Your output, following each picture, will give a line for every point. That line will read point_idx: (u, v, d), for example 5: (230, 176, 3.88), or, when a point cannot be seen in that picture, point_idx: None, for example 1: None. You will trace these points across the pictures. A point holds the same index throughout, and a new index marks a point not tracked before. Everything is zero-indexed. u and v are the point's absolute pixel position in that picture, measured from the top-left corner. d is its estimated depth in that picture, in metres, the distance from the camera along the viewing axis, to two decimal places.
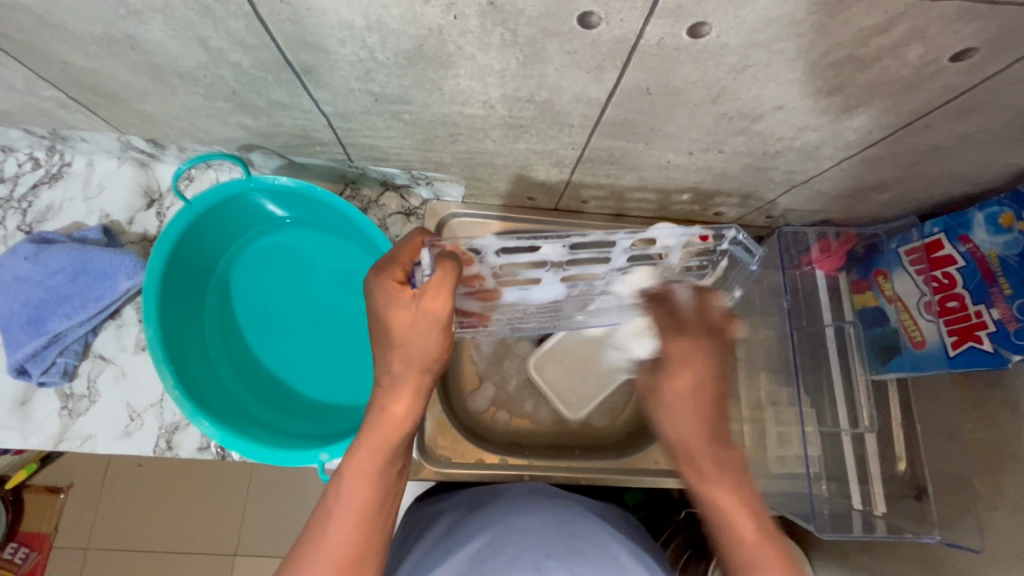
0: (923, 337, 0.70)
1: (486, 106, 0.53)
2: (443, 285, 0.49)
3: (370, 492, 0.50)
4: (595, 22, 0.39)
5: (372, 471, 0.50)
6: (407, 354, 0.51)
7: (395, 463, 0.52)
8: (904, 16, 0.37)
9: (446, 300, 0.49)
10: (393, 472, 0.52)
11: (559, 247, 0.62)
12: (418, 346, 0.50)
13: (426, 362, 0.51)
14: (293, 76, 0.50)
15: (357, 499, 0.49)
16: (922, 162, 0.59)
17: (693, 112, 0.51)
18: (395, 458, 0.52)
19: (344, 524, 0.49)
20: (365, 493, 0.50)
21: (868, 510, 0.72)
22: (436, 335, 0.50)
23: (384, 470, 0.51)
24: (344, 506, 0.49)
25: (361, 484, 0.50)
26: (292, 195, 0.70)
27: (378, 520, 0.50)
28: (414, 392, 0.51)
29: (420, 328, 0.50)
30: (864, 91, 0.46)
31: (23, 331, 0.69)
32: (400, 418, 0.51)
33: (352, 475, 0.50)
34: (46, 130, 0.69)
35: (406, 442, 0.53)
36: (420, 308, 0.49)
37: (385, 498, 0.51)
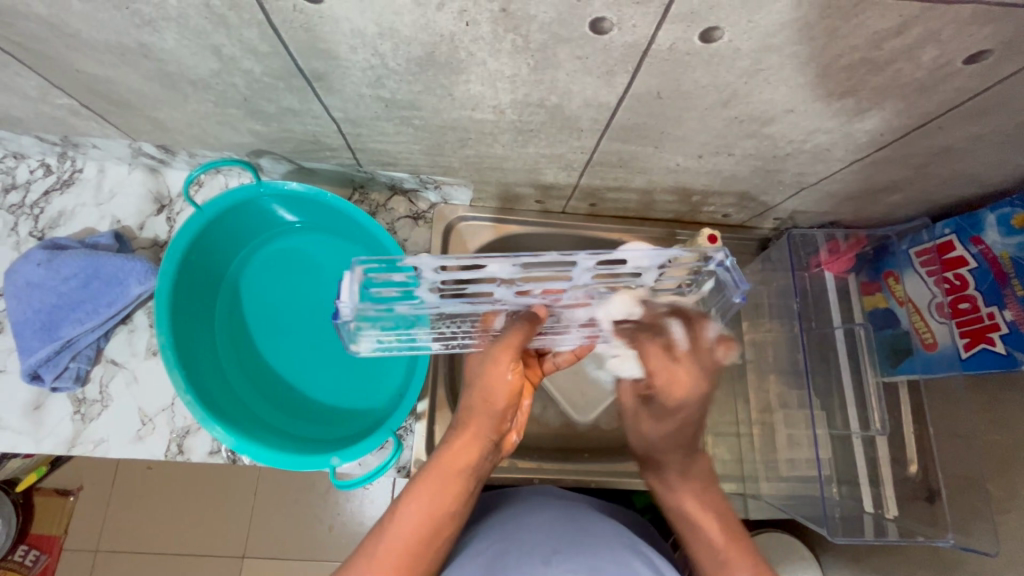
0: (934, 339, 0.70)
1: (497, 111, 0.53)
2: (514, 339, 0.53)
3: (424, 514, 0.51)
4: (607, 27, 0.39)
5: (430, 502, 0.52)
6: (472, 395, 0.56)
7: (452, 501, 0.53)
8: (918, 18, 0.37)
9: (514, 349, 0.53)
10: (450, 510, 0.53)
11: (508, 265, 0.49)
12: (486, 383, 0.55)
13: (494, 404, 0.55)
14: (304, 83, 0.50)
15: (410, 529, 0.50)
16: (932, 164, 0.59)
17: (703, 115, 0.51)
18: (455, 495, 0.53)
19: (394, 548, 0.49)
20: (420, 523, 0.51)
21: (879, 512, 0.72)
22: (505, 379, 0.54)
23: (442, 504, 0.52)
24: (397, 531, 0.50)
25: (419, 513, 0.51)
26: (302, 200, 0.70)
27: (425, 553, 0.51)
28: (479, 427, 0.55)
29: (488, 371, 0.54)
30: (876, 93, 0.46)
31: (36, 336, 0.69)
32: (462, 450, 0.54)
33: (411, 501, 0.51)
34: (58, 137, 0.70)
35: (466, 483, 0.54)
36: (500, 354, 0.54)
37: (437, 534, 0.52)
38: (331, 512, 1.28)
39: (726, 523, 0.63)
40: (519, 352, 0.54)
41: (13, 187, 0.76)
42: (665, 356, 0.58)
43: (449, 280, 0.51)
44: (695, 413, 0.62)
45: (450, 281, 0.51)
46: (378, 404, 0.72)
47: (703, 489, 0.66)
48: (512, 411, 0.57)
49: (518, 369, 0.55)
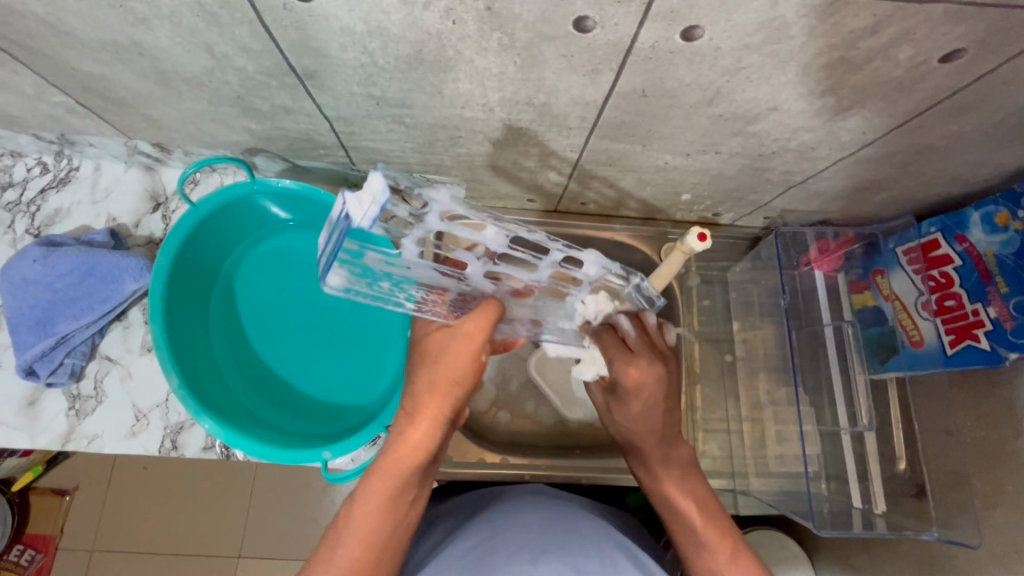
0: (921, 337, 0.72)
1: (486, 109, 0.54)
2: (483, 318, 0.52)
3: (379, 514, 0.51)
4: (590, 26, 0.40)
5: (385, 496, 0.51)
6: (432, 376, 0.52)
7: (409, 495, 0.52)
8: (893, 18, 0.38)
9: (482, 331, 0.52)
10: (407, 499, 0.52)
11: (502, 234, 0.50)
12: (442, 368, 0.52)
13: (452, 386, 0.52)
14: (296, 81, 0.51)
15: (365, 530, 0.50)
16: (916, 162, 0.60)
17: (688, 113, 0.52)
18: (411, 484, 0.52)
19: (349, 549, 0.50)
20: (375, 521, 0.51)
21: (867, 508, 0.73)
22: (469, 360, 0.52)
23: (395, 498, 0.51)
24: (351, 528, 0.51)
25: (371, 509, 0.50)
26: (296, 198, 0.71)
27: (385, 547, 0.52)
28: (435, 420, 0.52)
29: (454, 349, 0.52)
30: (856, 92, 0.47)
31: (31, 332, 0.70)
32: (418, 444, 0.51)
33: (363, 499, 0.51)
34: (55, 135, 0.71)
35: (422, 470, 0.52)
36: (460, 333, 0.52)
37: (394, 525, 0.52)
38: (326, 511, 1.29)
39: (708, 499, 0.61)
40: (484, 334, 0.52)
41: (10, 185, 0.77)
42: (625, 354, 0.62)
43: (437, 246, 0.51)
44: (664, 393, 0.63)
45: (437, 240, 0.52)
46: (368, 400, 0.73)
47: (682, 478, 0.63)
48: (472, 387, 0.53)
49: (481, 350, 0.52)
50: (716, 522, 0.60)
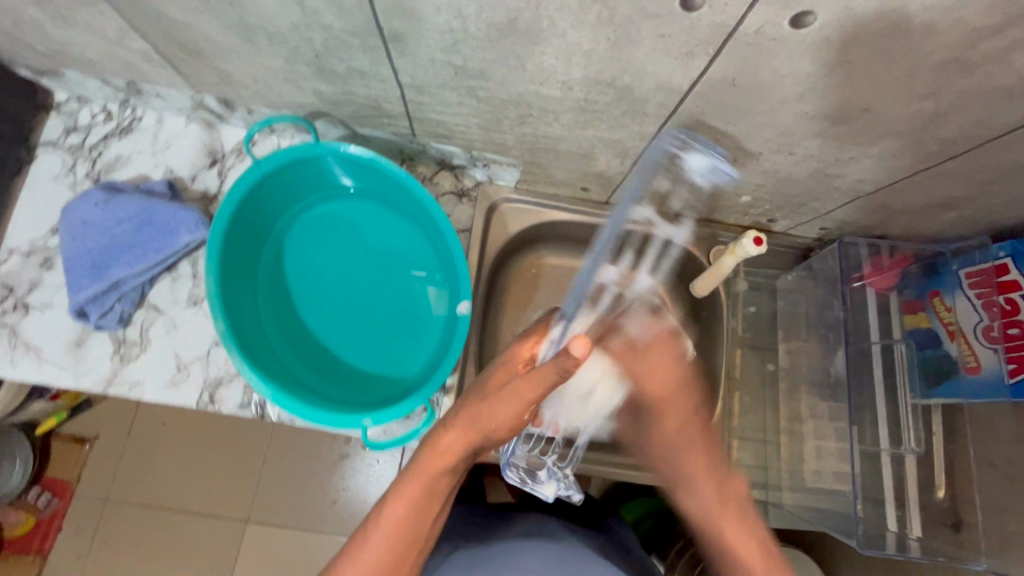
0: (978, 363, 0.68)
1: (565, 88, 0.53)
2: (537, 382, 0.56)
3: (406, 511, 0.57)
4: (698, 4, 0.39)
5: (414, 498, 0.57)
6: (473, 419, 0.59)
7: (436, 503, 0.58)
8: (1021, 19, 0.36)
9: (529, 393, 0.57)
10: (432, 507, 0.58)
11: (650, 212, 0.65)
12: (485, 411, 0.59)
13: (490, 429, 0.59)
14: (380, 43, 0.51)
15: (394, 525, 0.56)
16: (999, 182, 0.58)
17: (774, 108, 0.50)
18: (439, 493, 0.59)
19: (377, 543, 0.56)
20: (401, 518, 0.57)
21: (903, 531, 0.71)
22: (515, 415, 0.58)
23: (422, 503, 0.58)
24: (385, 519, 0.57)
25: (402, 507, 0.57)
26: (358, 166, 0.71)
27: (407, 546, 0.57)
28: (465, 441, 0.59)
29: (494, 400, 0.58)
30: (958, 98, 0.45)
31: (85, 275, 0.71)
32: (446, 455, 0.59)
33: (394, 500, 0.57)
34: (124, 83, 0.72)
35: (447, 481, 0.59)
36: (524, 394, 0.57)
37: (418, 526, 0.57)
38: (341, 484, 1.30)
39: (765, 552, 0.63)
40: (538, 396, 0.57)
41: (75, 129, 0.78)
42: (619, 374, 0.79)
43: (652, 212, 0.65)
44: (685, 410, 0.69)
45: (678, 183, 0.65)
46: (408, 374, 0.73)
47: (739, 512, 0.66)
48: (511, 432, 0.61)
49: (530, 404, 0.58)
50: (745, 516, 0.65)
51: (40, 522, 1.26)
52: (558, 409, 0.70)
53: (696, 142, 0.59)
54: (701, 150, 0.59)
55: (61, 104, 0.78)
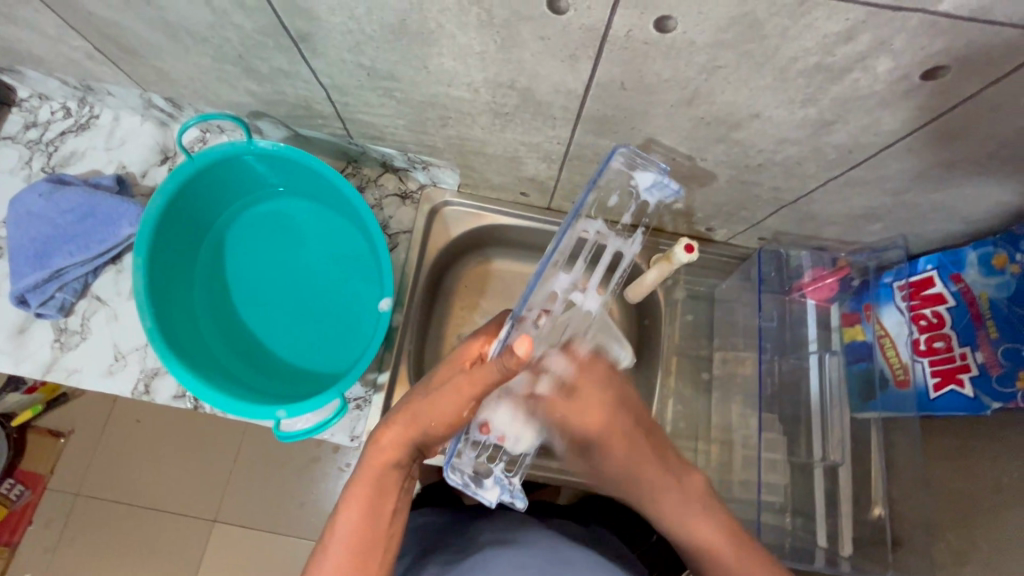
0: (907, 376, 0.68)
1: (472, 90, 0.55)
2: (482, 373, 0.52)
3: (362, 517, 0.49)
4: (564, 8, 0.41)
5: (368, 500, 0.50)
6: (414, 414, 0.53)
7: (390, 501, 0.52)
8: (866, 24, 0.37)
9: (469, 385, 0.52)
10: (391, 509, 0.52)
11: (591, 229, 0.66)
12: (427, 404, 0.53)
13: (432, 423, 0.53)
14: (290, 43, 0.53)
15: (352, 532, 0.49)
16: (909, 191, 0.58)
17: (670, 113, 0.52)
18: (392, 492, 0.52)
19: (337, 556, 0.48)
20: (360, 524, 0.49)
21: (832, 548, 0.69)
22: (454, 412, 0.53)
23: (379, 505, 0.51)
24: (342, 530, 0.49)
25: (357, 513, 0.49)
26: (293, 166, 0.73)
27: (372, 555, 0.49)
28: (409, 436, 0.53)
29: (435, 394, 0.53)
30: (838, 104, 0.46)
31: (28, 263, 0.73)
32: (392, 450, 0.52)
33: (346, 508, 0.50)
34: (78, 81, 0.75)
35: (401, 477, 0.53)
36: (463, 390, 0.52)
37: (379, 531, 0.50)
38: (302, 486, 1.30)
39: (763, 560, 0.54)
40: (477, 393, 0.52)
41: (34, 125, 0.81)
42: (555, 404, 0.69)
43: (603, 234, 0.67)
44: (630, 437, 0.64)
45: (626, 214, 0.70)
46: (337, 369, 0.74)
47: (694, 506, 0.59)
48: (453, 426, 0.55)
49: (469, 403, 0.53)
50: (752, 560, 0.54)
51: (12, 514, 1.27)
52: (500, 412, 0.62)
53: (638, 156, 0.59)
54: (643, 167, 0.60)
55: (23, 100, 0.81)
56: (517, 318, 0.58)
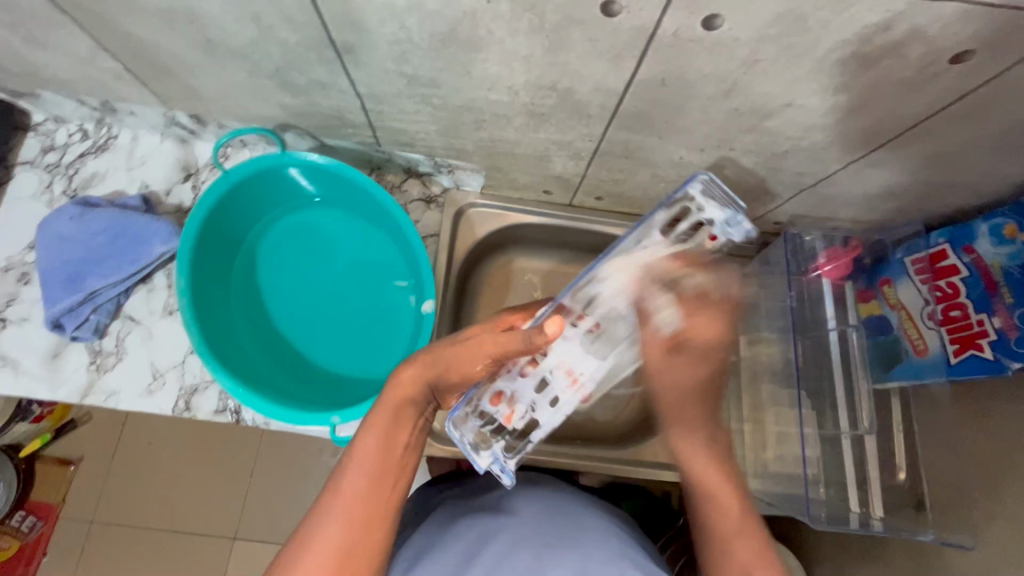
0: (926, 345, 0.70)
1: (511, 93, 0.56)
2: (505, 340, 0.53)
3: (381, 447, 0.50)
4: (616, 11, 0.43)
5: (384, 430, 0.52)
6: (436, 359, 0.55)
7: (404, 436, 0.52)
8: (905, 15, 0.40)
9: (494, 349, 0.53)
10: (404, 442, 0.52)
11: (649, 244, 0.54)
12: (452, 353, 0.54)
13: (449, 368, 0.54)
14: (334, 55, 0.54)
15: (370, 458, 0.49)
16: (926, 169, 0.61)
17: (705, 105, 0.54)
18: (408, 428, 0.53)
19: (355, 481, 0.48)
20: (379, 452, 0.50)
21: (865, 512, 0.72)
22: (474, 367, 0.54)
23: (395, 437, 0.51)
24: (359, 457, 0.49)
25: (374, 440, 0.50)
26: (325, 174, 0.74)
27: (387, 483, 0.49)
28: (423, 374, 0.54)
29: (461, 346, 0.54)
30: (868, 90, 0.49)
31: (62, 287, 0.73)
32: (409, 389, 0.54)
33: (365, 435, 0.51)
34: (99, 102, 0.75)
35: (416, 415, 0.54)
36: (481, 349, 0.53)
37: (396, 461, 0.50)
38: None
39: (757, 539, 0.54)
40: (498, 356, 0.53)
41: (51, 148, 0.81)
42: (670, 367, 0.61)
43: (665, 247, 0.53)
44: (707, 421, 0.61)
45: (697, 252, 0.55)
46: (378, 374, 0.75)
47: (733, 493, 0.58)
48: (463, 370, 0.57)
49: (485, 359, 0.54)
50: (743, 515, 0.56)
51: (24, 547, 1.24)
52: (518, 388, 0.57)
53: (718, 188, 0.54)
54: (722, 203, 0.53)
55: (38, 125, 0.80)
56: (560, 304, 0.55)
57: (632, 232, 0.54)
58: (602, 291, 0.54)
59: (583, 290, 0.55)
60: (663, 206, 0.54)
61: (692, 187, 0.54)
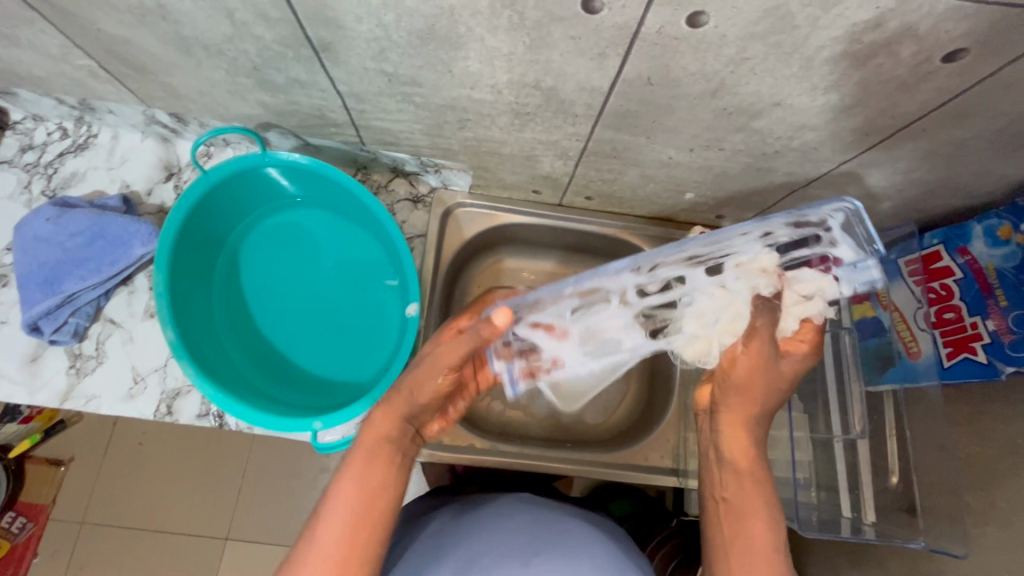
0: (919, 348, 0.69)
1: (494, 91, 0.55)
2: (456, 349, 0.54)
3: (358, 489, 0.50)
4: (598, 7, 0.41)
5: (360, 472, 0.51)
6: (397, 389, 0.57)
7: (383, 473, 0.52)
8: (895, 12, 0.39)
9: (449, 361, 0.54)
10: (382, 478, 0.51)
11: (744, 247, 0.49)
12: (414, 374, 0.56)
13: (413, 393, 0.56)
14: (312, 53, 0.53)
15: (346, 504, 0.49)
16: (919, 170, 0.60)
17: (693, 105, 0.53)
18: (383, 464, 0.52)
19: (331, 528, 0.47)
20: (356, 496, 0.50)
21: (857, 516, 0.70)
22: (437, 383, 0.55)
23: (371, 479, 0.51)
24: (336, 503, 0.49)
25: (350, 484, 0.50)
26: (307, 174, 0.72)
27: (366, 527, 0.48)
28: (394, 410, 0.55)
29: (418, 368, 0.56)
30: (859, 89, 0.47)
31: (39, 289, 0.71)
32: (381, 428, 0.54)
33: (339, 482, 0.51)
34: (76, 100, 0.73)
35: (396, 451, 0.54)
36: (440, 361, 0.55)
37: (373, 503, 0.50)
38: (315, 499, 1.27)
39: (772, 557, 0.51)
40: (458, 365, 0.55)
41: (30, 147, 0.79)
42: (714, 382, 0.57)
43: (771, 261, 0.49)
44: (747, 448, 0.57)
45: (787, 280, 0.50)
46: (363, 378, 0.74)
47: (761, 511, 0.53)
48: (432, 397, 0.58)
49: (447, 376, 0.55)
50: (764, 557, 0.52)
51: (15, 547, 1.22)
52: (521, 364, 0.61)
53: (865, 225, 0.46)
54: (858, 246, 0.48)
55: (16, 123, 0.79)
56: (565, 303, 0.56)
57: (745, 226, 0.48)
58: (683, 273, 0.51)
59: (665, 268, 0.51)
60: (794, 217, 0.46)
61: (833, 218, 0.47)
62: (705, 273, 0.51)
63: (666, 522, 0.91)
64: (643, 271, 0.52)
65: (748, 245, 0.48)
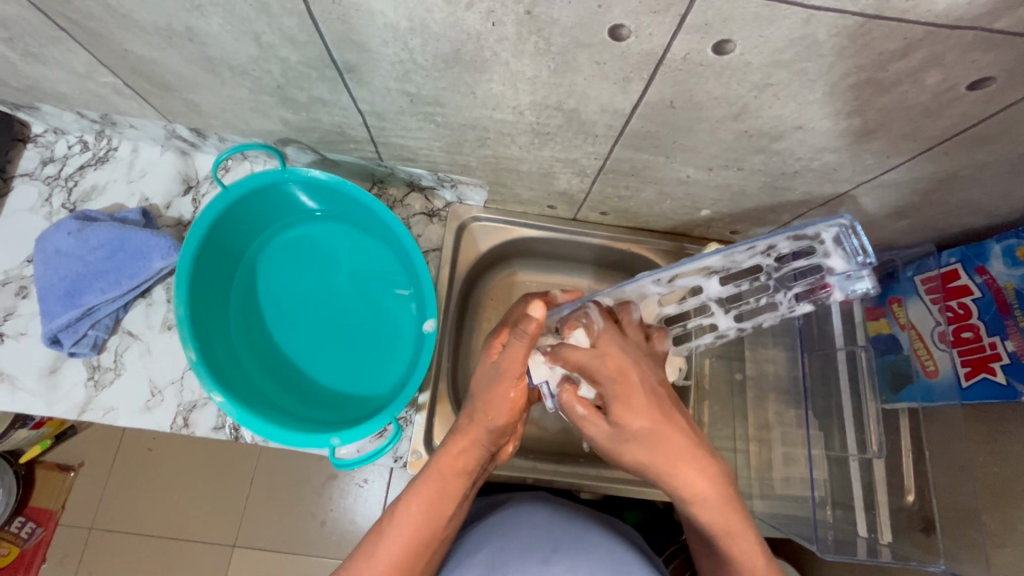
0: (936, 367, 0.68)
1: (516, 112, 0.55)
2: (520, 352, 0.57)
3: (423, 519, 0.55)
4: (625, 35, 0.42)
5: (428, 501, 0.56)
6: (470, 416, 0.60)
7: (448, 506, 0.57)
8: (922, 42, 0.39)
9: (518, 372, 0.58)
10: (447, 512, 0.57)
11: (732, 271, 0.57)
12: (494, 393, 0.59)
13: (491, 420, 0.59)
14: (336, 74, 0.53)
15: (408, 529, 0.54)
16: (938, 191, 0.60)
17: (714, 127, 0.53)
18: (453, 497, 0.57)
19: (390, 550, 0.53)
20: (417, 522, 0.55)
21: (873, 537, 0.68)
22: (506, 394, 0.58)
23: (439, 509, 0.56)
24: (400, 525, 0.54)
25: (419, 507, 0.55)
26: (325, 189, 0.73)
27: (422, 554, 0.55)
28: (473, 442, 0.59)
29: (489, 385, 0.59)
30: (882, 115, 0.48)
31: (59, 302, 0.72)
32: (458, 463, 0.58)
33: (407, 505, 0.55)
34: (98, 115, 0.74)
35: (463, 485, 0.58)
36: (509, 371, 0.58)
37: (432, 535, 0.55)
38: (323, 507, 1.26)
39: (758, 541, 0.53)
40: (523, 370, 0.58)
41: (51, 160, 0.80)
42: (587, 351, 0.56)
43: (773, 266, 0.57)
44: (647, 380, 0.54)
45: (786, 282, 0.60)
46: (382, 393, 0.74)
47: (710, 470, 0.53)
48: (509, 427, 0.61)
49: (519, 386, 0.58)
50: (727, 501, 0.52)
51: (23, 554, 1.22)
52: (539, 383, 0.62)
53: (855, 241, 0.49)
54: (849, 253, 0.51)
55: (37, 136, 0.80)
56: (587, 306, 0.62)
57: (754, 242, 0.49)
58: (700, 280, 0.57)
59: (684, 278, 0.57)
60: (790, 237, 0.50)
61: (827, 232, 0.49)
62: (719, 280, 0.58)
63: (678, 535, 0.89)
64: (664, 282, 0.57)
65: (751, 259, 0.53)
